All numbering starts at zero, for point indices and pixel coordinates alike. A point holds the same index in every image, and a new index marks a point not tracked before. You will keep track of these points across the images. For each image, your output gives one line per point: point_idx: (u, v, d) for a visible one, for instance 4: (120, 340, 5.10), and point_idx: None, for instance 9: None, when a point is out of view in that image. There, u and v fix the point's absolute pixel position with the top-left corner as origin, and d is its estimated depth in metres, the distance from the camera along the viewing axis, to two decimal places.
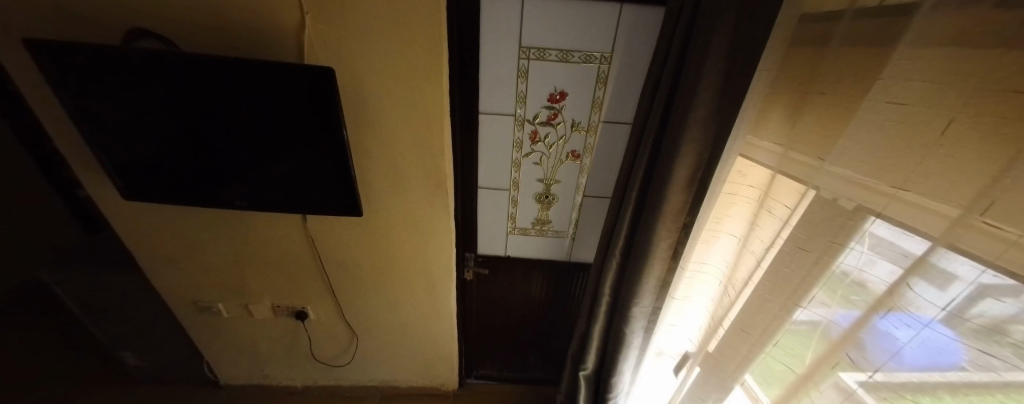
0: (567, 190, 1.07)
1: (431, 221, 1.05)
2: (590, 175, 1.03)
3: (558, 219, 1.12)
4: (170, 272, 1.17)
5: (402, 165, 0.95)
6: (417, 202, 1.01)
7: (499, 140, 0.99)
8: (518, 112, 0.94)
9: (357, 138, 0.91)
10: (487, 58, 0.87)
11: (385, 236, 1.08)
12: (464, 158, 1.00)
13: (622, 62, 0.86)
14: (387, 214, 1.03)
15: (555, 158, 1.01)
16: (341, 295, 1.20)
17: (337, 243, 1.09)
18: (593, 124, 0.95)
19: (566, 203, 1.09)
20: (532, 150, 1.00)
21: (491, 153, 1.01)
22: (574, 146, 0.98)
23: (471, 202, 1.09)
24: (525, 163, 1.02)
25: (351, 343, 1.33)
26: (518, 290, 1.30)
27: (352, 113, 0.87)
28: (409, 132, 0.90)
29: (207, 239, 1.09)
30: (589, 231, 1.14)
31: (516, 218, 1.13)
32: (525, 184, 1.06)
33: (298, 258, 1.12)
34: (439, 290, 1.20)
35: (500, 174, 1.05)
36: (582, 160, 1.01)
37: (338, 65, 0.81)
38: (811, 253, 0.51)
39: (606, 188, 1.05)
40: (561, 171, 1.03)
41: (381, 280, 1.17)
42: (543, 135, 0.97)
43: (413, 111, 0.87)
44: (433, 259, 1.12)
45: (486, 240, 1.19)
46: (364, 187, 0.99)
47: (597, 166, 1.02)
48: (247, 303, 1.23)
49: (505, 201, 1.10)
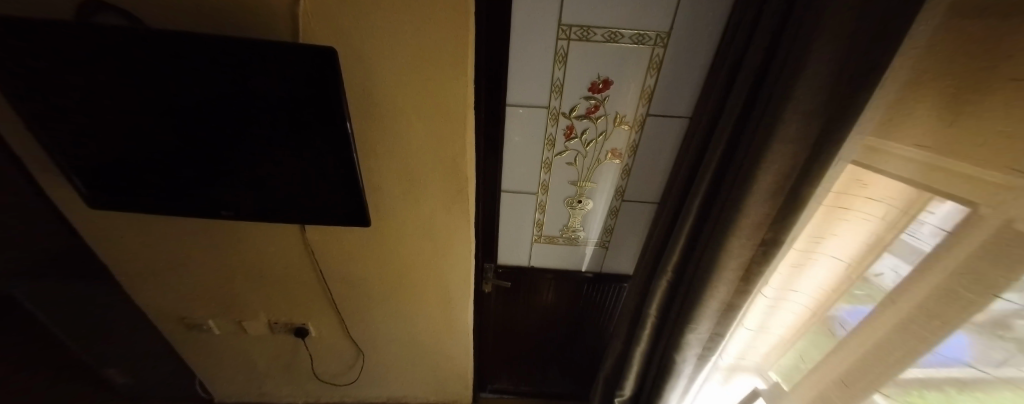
0: (604, 195, 0.93)
1: (449, 231, 0.92)
2: (633, 177, 0.90)
3: (591, 226, 0.99)
4: (152, 286, 1.03)
5: (417, 167, 0.81)
6: (432, 210, 0.88)
7: (527, 137, 0.85)
8: (553, 103, 0.80)
9: (364, 135, 0.77)
10: (519, 39, 0.73)
11: (394, 246, 0.94)
12: (488, 158, 0.86)
13: (682, 43, 0.71)
14: (400, 223, 0.90)
15: (591, 157, 0.87)
16: (345, 311, 1.08)
17: (340, 254, 0.96)
18: (641, 117, 0.81)
19: (602, 208, 0.96)
20: (565, 148, 0.86)
21: (518, 151, 0.88)
22: (616, 144, 0.85)
23: (493, 208, 0.95)
24: (557, 163, 0.89)
25: (357, 361, 1.21)
26: (541, 304, 1.17)
27: (358, 105, 0.73)
28: (427, 128, 0.75)
29: (191, 250, 0.96)
30: (625, 239, 1.01)
31: (543, 225, 1.00)
32: (554, 187, 0.93)
33: (296, 271, 0.99)
34: (456, 305, 1.08)
35: (528, 175, 0.91)
36: (624, 159, 0.87)
37: (341, 46, 0.66)
38: (970, 292, 0.39)
39: (650, 192, 0.92)
40: (599, 172, 0.89)
41: (391, 295, 1.05)
42: (580, 131, 0.83)
43: (431, 103, 0.72)
44: (449, 272, 1.00)
45: (507, 248, 1.06)
46: (372, 193, 0.85)
47: (641, 167, 0.88)
48: (240, 320, 1.10)
49: (532, 206, 0.96)
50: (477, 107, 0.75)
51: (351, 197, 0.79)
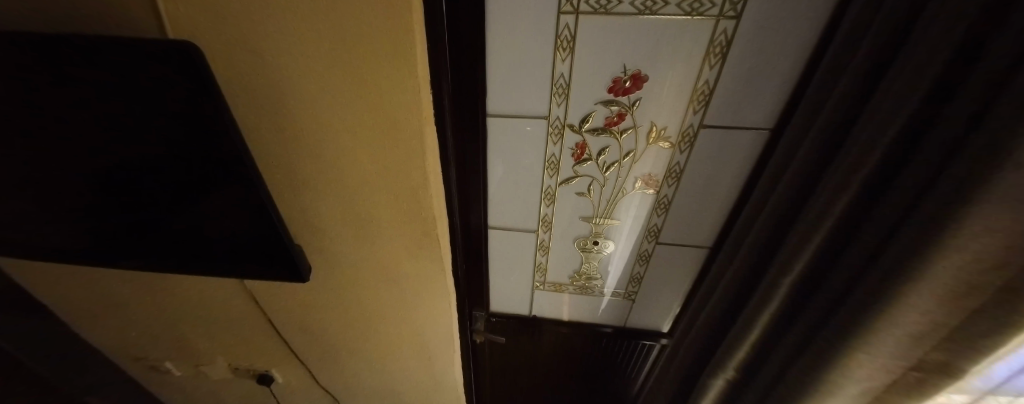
0: (632, 234, 0.67)
1: (421, 282, 0.70)
2: (674, 211, 0.63)
3: (613, 274, 0.74)
4: (95, 328, 0.90)
5: (366, 205, 0.59)
6: (395, 258, 0.66)
7: (520, 160, 0.61)
8: (555, 112, 0.54)
9: (288, 166, 0.55)
10: (500, 17, 0.46)
11: (354, 297, 0.75)
12: (466, 189, 0.63)
13: (778, 2, 0.41)
14: (356, 272, 0.70)
15: (612, 185, 0.61)
16: (311, 361, 0.91)
17: (291, 305, 0.77)
18: (693, 129, 0.53)
19: (627, 251, 0.70)
20: (574, 174, 0.61)
21: (508, 179, 0.64)
22: (650, 168, 0.58)
23: (480, 249, 0.75)
24: (562, 194, 0.64)
25: None
26: (545, 354, 0.98)
27: (271, 125, 0.51)
28: (372, 157, 0.52)
29: (124, 293, 0.80)
30: (658, 288, 0.76)
31: (547, 270, 0.78)
32: (559, 223, 0.69)
33: (246, 319, 0.82)
34: (439, 360, 0.88)
35: (524, 211, 0.68)
36: (663, 189, 0.60)
37: (222, 39, 0.43)
38: None
39: (699, 231, 0.65)
40: (622, 205, 0.63)
41: (359, 347, 0.87)
42: (595, 150, 0.57)
43: (372, 124, 0.49)
44: (426, 326, 0.80)
45: (503, 296, 0.87)
46: (314, 238, 0.65)
47: (687, 198, 0.61)
48: (197, 363, 0.96)
49: (531, 244, 0.73)
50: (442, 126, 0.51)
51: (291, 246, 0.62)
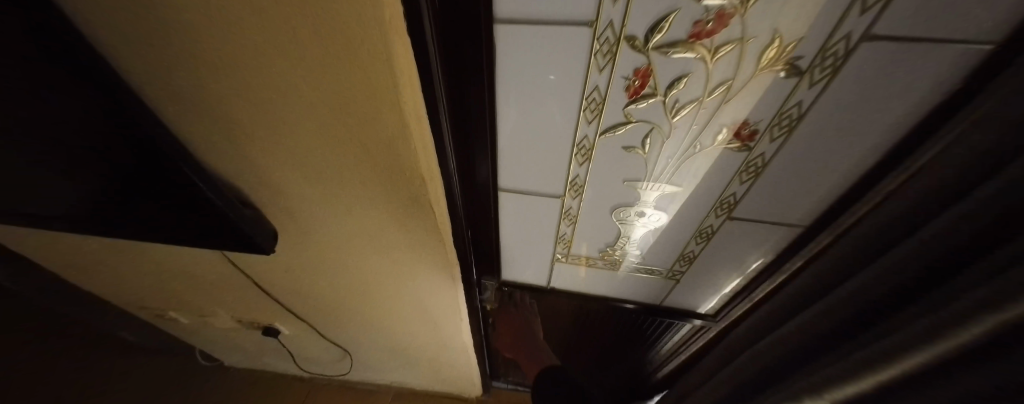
0: (699, 201, 0.53)
1: (414, 254, 0.58)
2: (768, 171, 0.48)
3: (660, 249, 0.64)
4: (89, 279, 0.85)
5: (323, 166, 0.42)
6: (383, 233, 0.53)
7: (544, 100, 0.42)
8: (607, 19, 0.33)
9: (196, 108, 0.37)
10: None
11: (345, 269, 0.65)
12: (467, 142, 0.46)
13: None
14: (335, 241, 0.57)
15: (683, 136, 0.44)
16: (313, 320, 0.87)
17: (278, 273, 0.69)
18: (843, 46, 0.34)
19: (685, 219, 0.57)
20: (628, 120, 0.43)
21: (525, 127, 0.46)
22: (750, 111, 0.40)
23: (489, 215, 0.62)
24: (603, 149, 0.47)
25: (346, 353, 1.08)
26: (559, 319, 0.94)
27: (137, 38, 0.31)
28: (311, 100, 0.34)
29: (95, 253, 0.72)
30: (710, 261, 0.66)
31: (571, 243, 0.67)
32: (594, 188, 0.54)
33: (234, 282, 0.75)
34: (446, 325, 0.82)
35: (545, 173, 0.52)
36: (761, 142, 0.44)
37: None
38: None
39: (794, 194, 0.50)
40: (692, 163, 0.47)
41: (361, 312, 0.80)
42: (667, 85, 0.38)
43: (299, 49, 0.29)
44: (430, 298, 0.71)
45: (516, 266, 0.77)
46: (280, 207, 0.51)
47: (793, 153, 0.45)
48: (202, 314, 0.94)
49: (554, 211, 0.59)
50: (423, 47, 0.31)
51: (254, 213, 0.50)
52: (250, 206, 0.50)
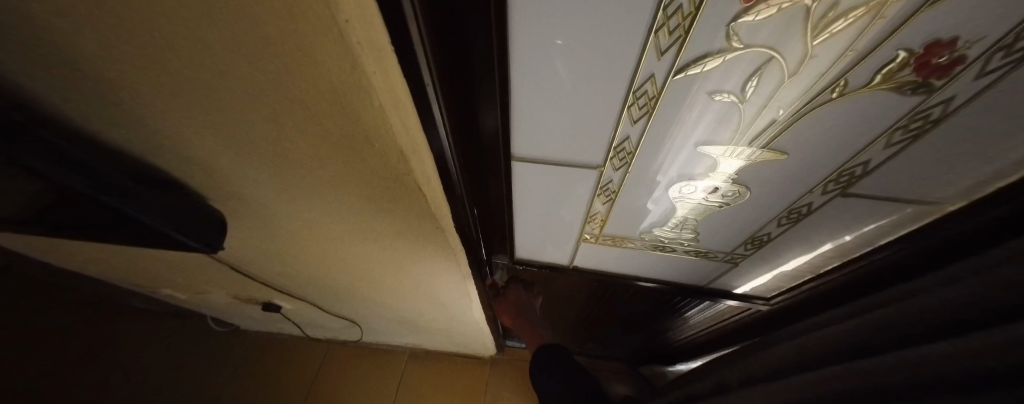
0: (819, 164, 0.43)
1: (409, 246, 0.48)
2: (948, 122, 0.36)
3: (722, 226, 0.57)
4: (66, 261, 0.78)
5: (264, 143, 0.30)
6: (368, 227, 0.43)
7: (582, 22, 0.29)
8: None
9: (25, 56, 0.23)
10: None
11: (335, 257, 0.55)
12: (465, 91, 0.33)
13: None
14: (306, 229, 0.46)
15: (835, 70, 0.32)
16: (313, 299, 0.81)
17: (261, 262, 0.60)
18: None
19: (788, 187, 0.47)
20: (730, 45, 0.31)
21: (562, 76, 0.34)
22: (961, 23, 0.28)
23: (495, 195, 0.53)
24: (683, 94, 0.36)
25: (354, 324, 1.05)
26: (575, 295, 0.87)
27: None
28: (212, 52, 0.21)
29: (52, 242, 0.62)
30: (785, 246, 0.58)
31: (603, 222, 0.60)
32: (647, 151, 0.44)
33: (216, 269, 0.67)
34: (456, 305, 0.76)
35: (579, 136, 0.42)
36: (961, 76, 0.32)
37: None
38: None
39: (971, 154, 0.38)
40: (824, 113, 0.36)
41: (362, 293, 0.73)
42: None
43: None
44: (436, 282, 0.63)
45: (531, 246, 0.71)
46: (238, 198, 0.40)
47: (1005, 93, 0.33)
48: (199, 291, 0.88)
49: (591, 184, 0.51)
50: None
51: (202, 203, 0.40)
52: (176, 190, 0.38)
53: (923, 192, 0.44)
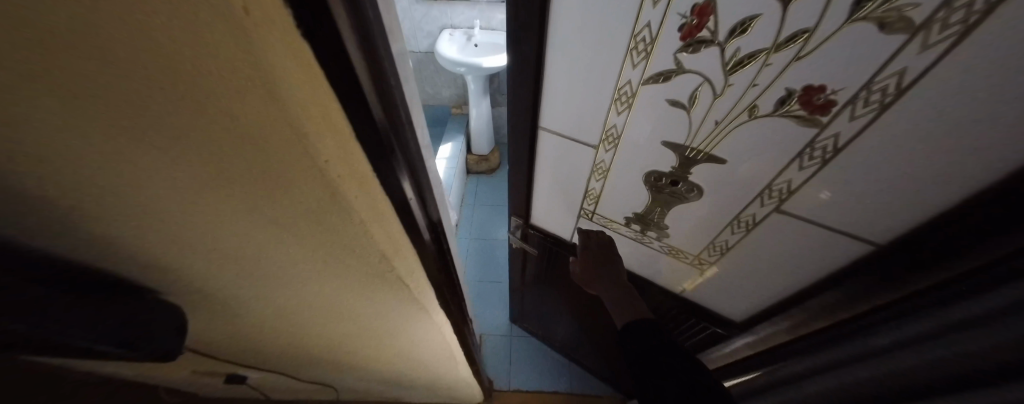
0: (756, 170, 0.61)
1: (387, 319, 0.54)
2: (844, 153, 0.51)
3: (695, 218, 0.76)
4: None
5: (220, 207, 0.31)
6: (350, 304, 0.48)
7: (592, 58, 0.60)
8: None
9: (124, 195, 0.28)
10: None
11: (324, 336, 0.56)
12: (531, 68, 0.65)
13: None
14: (291, 309, 0.48)
15: (747, 97, 0.53)
16: (288, 371, 0.76)
17: (236, 347, 0.57)
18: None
19: (733, 187, 0.66)
20: (680, 70, 0.55)
21: (586, 80, 0.64)
22: (829, 74, 0.45)
23: (532, 157, 0.86)
24: (647, 101, 0.62)
25: (328, 388, 0.99)
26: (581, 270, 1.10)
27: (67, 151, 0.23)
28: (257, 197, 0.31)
29: None
30: (751, 251, 0.73)
31: (598, 201, 0.89)
32: (629, 140, 0.70)
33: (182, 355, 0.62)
34: (437, 368, 0.77)
35: (582, 124, 0.72)
36: (841, 116, 0.48)
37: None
38: None
39: (865, 190, 0.53)
40: (742, 130, 0.57)
41: (342, 364, 0.72)
42: (733, 24, 0.47)
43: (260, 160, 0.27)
44: (418, 350, 0.66)
45: (547, 209, 1.01)
46: (251, 288, 0.43)
47: (882, 134, 0.47)
48: (147, 371, 0.79)
49: (592, 161, 0.80)
50: (308, 24, 0.20)
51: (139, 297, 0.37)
52: (105, 288, 0.35)
53: (835, 228, 0.60)
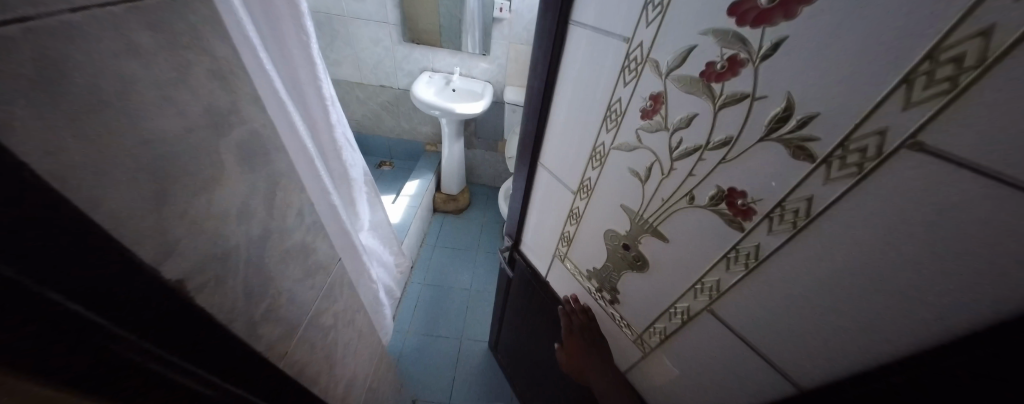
0: (687, 264, 0.58)
1: None
2: (764, 267, 0.47)
3: (637, 300, 0.72)
4: None
5: None
6: None
7: (580, 111, 0.69)
8: (637, 53, 0.54)
9: None
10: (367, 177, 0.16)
11: None
12: (540, 112, 0.79)
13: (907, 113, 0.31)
14: None
15: (685, 185, 0.53)
16: None
17: None
18: (878, 144, 0.33)
19: (669, 276, 0.62)
20: (637, 143, 0.59)
21: (573, 133, 0.73)
22: (748, 180, 0.45)
23: (530, 190, 0.96)
24: (614, 163, 0.65)
25: None
26: (542, 316, 1.13)
27: None
28: None
29: None
30: (678, 353, 0.67)
31: (570, 249, 0.88)
32: (597, 197, 0.72)
33: None
34: None
35: (566, 169, 0.79)
36: (762, 228, 0.46)
37: None
38: None
39: (777, 318, 0.49)
40: (681, 216, 0.56)
41: None
42: (677, 116, 0.51)
43: None
44: None
45: (534, 247, 1.05)
46: None
47: (798, 260, 0.43)
48: None
49: (568, 209, 0.83)
50: None
51: None
52: None
53: (763, 352, 0.52)
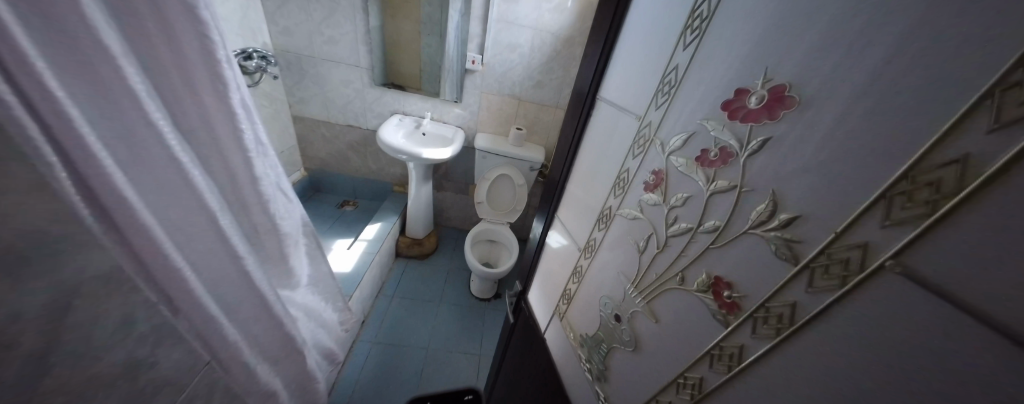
0: (670, 354, 0.48)
1: None
2: (750, 373, 0.38)
3: (617, 388, 0.60)
4: None
5: None
6: None
7: (595, 173, 0.66)
8: (648, 127, 0.52)
9: None
10: None
11: None
12: (563, 172, 0.77)
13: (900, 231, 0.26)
14: None
15: (676, 264, 0.46)
16: None
17: None
18: (860, 258, 0.29)
19: (649, 367, 0.53)
20: (636, 214, 0.53)
21: (586, 194, 0.69)
22: (736, 270, 0.38)
23: (541, 247, 0.90)
24: (617, 227, 0.58)
25: None
26: (525, 379, 1.02)
27: None
28: None
29: None
30: None
31: (568, 313, 0.77)
32: (597, 263, 0.65)
33: None
34: None
35: (575, 231, 0.73)
36: (744, 328, 0.38)
37: None
38: None
39: None
40: (669, 299, 0.48)
41: None
42: (676, 193, 0.46)
43: None
44: None
45: (538, 305, 0.94)
46: None
47: (786, 372, 0.35)
48: None
49: (570, 271, 0.75)
50: None
51: None
52: None
53: None
